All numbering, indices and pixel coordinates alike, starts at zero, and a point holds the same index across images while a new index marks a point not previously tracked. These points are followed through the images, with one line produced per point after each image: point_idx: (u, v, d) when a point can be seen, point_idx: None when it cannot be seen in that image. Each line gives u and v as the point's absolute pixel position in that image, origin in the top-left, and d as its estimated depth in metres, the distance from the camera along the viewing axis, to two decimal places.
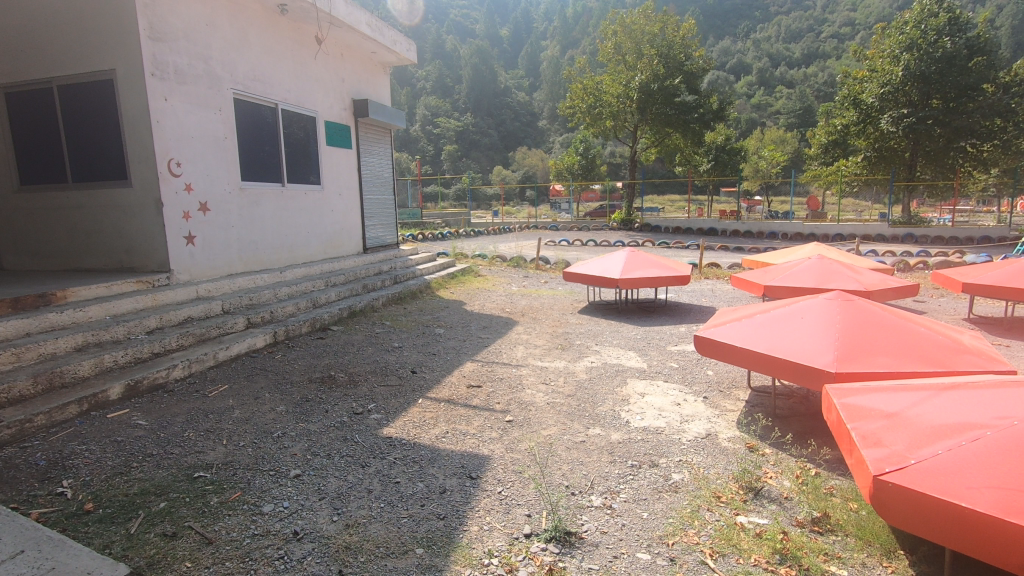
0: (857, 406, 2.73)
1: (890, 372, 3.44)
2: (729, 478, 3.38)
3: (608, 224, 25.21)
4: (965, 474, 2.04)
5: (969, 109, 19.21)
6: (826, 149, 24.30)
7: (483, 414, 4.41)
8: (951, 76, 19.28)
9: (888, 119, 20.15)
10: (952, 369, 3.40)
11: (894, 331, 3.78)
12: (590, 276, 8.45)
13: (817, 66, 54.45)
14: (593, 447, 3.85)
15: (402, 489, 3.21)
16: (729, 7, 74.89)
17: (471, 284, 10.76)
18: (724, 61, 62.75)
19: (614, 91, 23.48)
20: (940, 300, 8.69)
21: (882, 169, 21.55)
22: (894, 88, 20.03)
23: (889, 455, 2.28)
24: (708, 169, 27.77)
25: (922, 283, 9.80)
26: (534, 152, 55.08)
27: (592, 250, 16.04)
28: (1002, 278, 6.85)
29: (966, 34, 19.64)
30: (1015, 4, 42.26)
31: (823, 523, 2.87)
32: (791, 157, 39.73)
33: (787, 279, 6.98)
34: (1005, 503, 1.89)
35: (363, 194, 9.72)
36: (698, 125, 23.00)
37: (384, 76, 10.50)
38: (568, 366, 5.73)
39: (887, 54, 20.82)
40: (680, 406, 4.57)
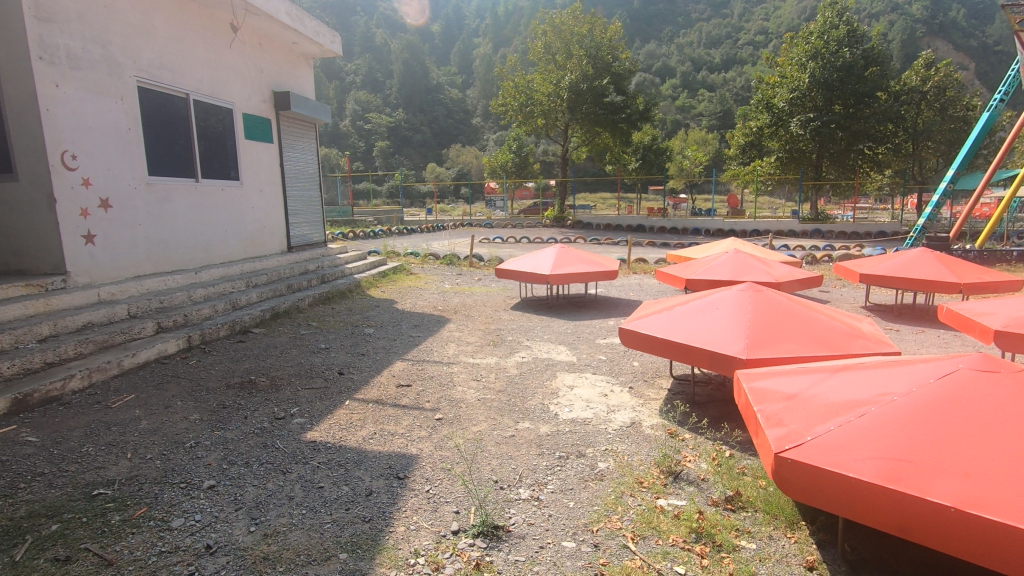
0: (763, 389, 2.91)
1: (795, 357, 3.69)
2: (651, 464, 3.52)
3: (541, 221, 25.50)
4: (852, 447, 2.22)
5: (866, 114, 20.93)
6: (743, 150, 25.39)
7: (412, 413, 4.35)
8: (849, 83, 20.96)
9: (797, 122, 21.60)
10: (847, 353, 3.71)
11: (798, 318, 4.07)
12: (521, 272, 8.51)
13: (734, 71, 57.47)
14: (522, 441, 3.89)
15: (326, 495, 3.10)
16: (654, 12, 77.52)
17: (402, 283, 10.59)
18: (649, 64, 65.05)
19: (545, 90, 23.77)
20: (842, 290, 9.44)
21: (792, 169, 23.01)
22: (801, 94, 21.48)
23: (788, 434, 2.44)
24: (636, 168, 28.69)
25: (826, 275, 10.62)
26: (467, 150, 54.87)
27: (524, 247, 16.18)
28: (893, 269, 7.53)
29: (861, 46, 21.41)
30: (904, 20, 46.38)
31: (735, 501, 3.04)
32: (711, 157, 41.87)
33: (706, 273, 7.34)
34: (887, 471, 2.08)
35: (287, 190, 9.33)
36: (625, 125, 23.78)
37: (307, 68, 10.10)
38: (499, 362, 5.76)
39: (794, 62, 22.30)
40: (606, 397, 4.70)
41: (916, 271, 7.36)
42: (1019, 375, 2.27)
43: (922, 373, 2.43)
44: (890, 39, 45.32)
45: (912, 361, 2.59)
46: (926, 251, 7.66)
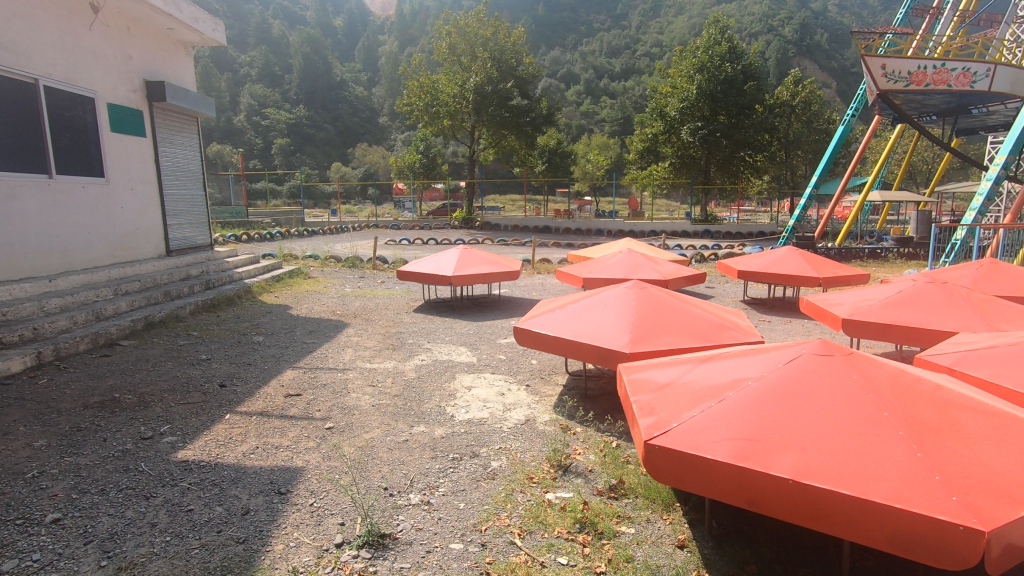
0: (640, 380, 3.05)
1: (673, 349, 3.94)
2: (541, 459, 3.60)
3: (450, 222, 25.29)
4: (711, 431, 2.39)
5: (745, 124, 22.85)
6: (641, 156, 26.62)
7: (299, 424, 4.14)
8: (731, 96, 22.79)
9: (687, 130, 23.12)
10: (718, 343, 4.02)
11: (677, 312, 4.35)
12: (422, 274, 8.41)
13: (633, 79, 60.45)
14: (415, 445, 3.82)
15: (195, 518, 2.87)
16: (558, 19, 79.60)
17: (299, 287, 10.07)
18: (554, 70, 66.83)
19: (450, 91, 23.63)
20: (724, 286, 10.24)
21: (684, 174, 24.34)
22: (690, 104, 22.96)
23: (657, 422, 2.58)
24: (543, 170, 29.33)
25: (711, 272, 11.48)
26: (374, 149, 53.34)
27: (431, 249, 16.01)
28: (765, 266, 8.24)
29: (741, 62, 23.34)
30: (778, 40, 51.15)
31: (617, 489, 3.19)
32: (613, 161, 43.77)
33: (601, 272, 7.65)
34: (740, 450, 2.27)
35: (165, 188, 8.54)
36: (530, 128, 24.28)
37: (186, 57, 9.31)
38: (397, 366, 5.64)
39: (683, 74, 23.85)
40: (503, 396, 4.75)
41: (784, 267, 8.12)
42: (850, 358, 2.55)
43: (773, 359, 2.67)
44: (767, 57, 49.83)
45: (766, 349, 2.84)
46: (792, 249, 8.47)
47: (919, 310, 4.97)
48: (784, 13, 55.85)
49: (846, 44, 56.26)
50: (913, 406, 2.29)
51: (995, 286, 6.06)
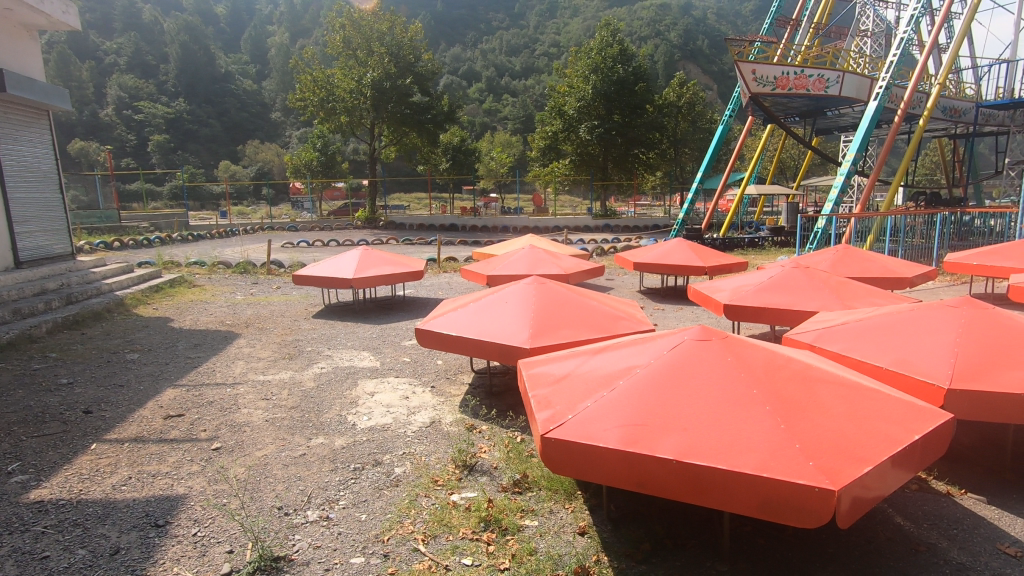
0: (539, 374, 3.10)
1: (571, 341, 4.05)
2: (447, 461, 3.57)
3: (352, 222, 24.33)
4: (602, 419, 2.49)
5: (638, 123, 24.06)
6: (543, 153, 27.24)
7: (181, 447, 3.79)
8: (623, 96, 23.89)
9: (585, 128, 23.94)
10: (613, 333, 4.20)
11: (573, 306, 4.49)
12: (320, 278, 8.04)
13: (533, 77, 61.49)
14: (313, 459, 3.64)
15: (52, 565, 2.53)
16: (456, 16, 79.15)
17: (182, 297, 9.24)
18: (455, 67, 66.51)
19: (346, 86, 22.69)
20: (623, 277, 10.73)
21: (584, 170, 25.18)
22: (586, 103, 23.81)
23: (553, 415, 2.64)
24: (447, 168, 29.09)
25: (611, 265, 11.98)
26: (267, 146, 50.12)
27: (331, 251, 15.32)
28: (657, 257, 8.74)
29: (631, 64, 24.52)
30: (664, 44, 54.33)
31: (522, 484, 3.24)
32: (516, 158, 44.38)
33: (504, 269, 7.71)
34: (629, 437, 2.38)
35: (9, 192, 7.47)
36: (432, 125, 23.93)
37: (32, 42, 8.19)
38: (294, 377, 5.33)
39: (579, 74, 24.65)
40: (407, 400, 4.65)
41: (674, 257, 8.64)
42: (726, 341, 2.76)
43: (660, 347, 2.83)
44: (656, 59, 52.77)
45: (654, 337, 3.00)
46: (681, 241, 9.04)
47: (787, 293, 5.48)
48: (669, 18, 59.42)
49: (724, 49, 60.92)
50: (778, 382, 2.53)
51: (848, 269, 6.84)
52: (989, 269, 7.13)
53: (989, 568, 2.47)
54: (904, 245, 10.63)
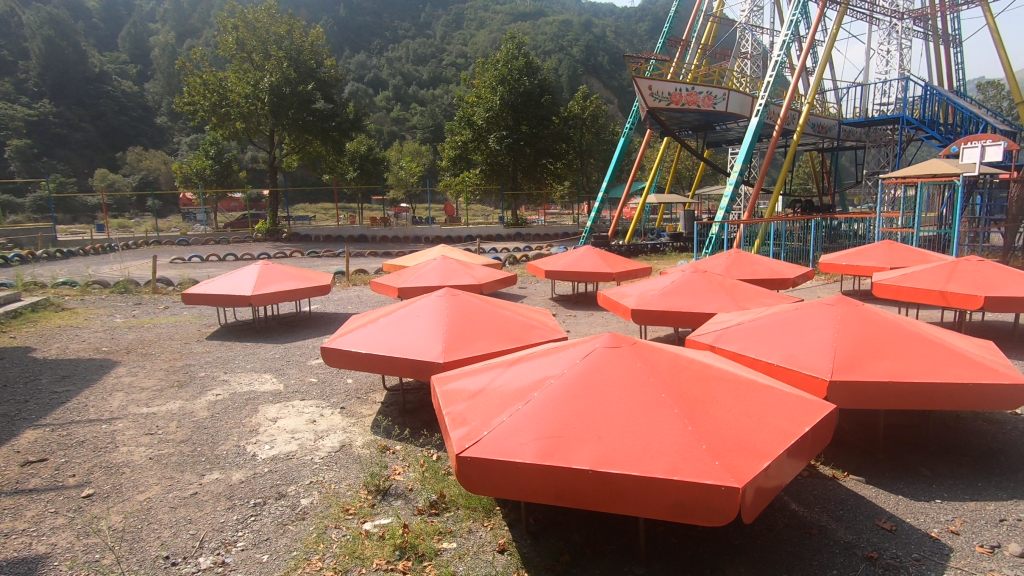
0: (452, 391, 3.01)
1: (485, 353, 4.01)
2: (358, 487, 3.38)
3: (251, 234, 22.79)
4: (517, 434, 2.46)
5: (545, 134, 24.65)
6: (453, 162, 27.17)
7: (44, 498, 3.30)
8: (530, 108, 24.36)
9: (494, 138, 24.15)
10: (527, 342, 4.21)
11: (486, 317, 4.46)
12: (214, 295, 7.42)
13: (441, 87, 61.25)
14: (206, 497, 3.30)
15: None
16: (360, 23, 77.29)
17: (47, 323, 8.14)
18: (360, 75, 64.81)
19: (241, 90, 21.29)
20: (535, 285, 10.88)
21: (494, 180, 25.34)
22: (495, 114, 24.05)
23: (468, 432, 2.56)
24: (354, 177, 28.16)
25: (523, 273, 12.11)
26: (151, 153, 45.93)
27: (227, 267, 14.23)
28: (567, 265, 8.94)
29: (537, 76, 25.08)
30: (568, 59, 56.27)
31: (438, 505, 3.12)
32: (426, 168, 43.92)
33: (416, 281, 7.54)
34: (544, 449, 2.36)
35: None
36: (336, 133, 23.04)
37: None
38: (185, 407, 4.85)
39: (486, 85, 24.85)
40: (315, 424, 4.37)
41: (583, 265, 8.87)
42: (634, 347, 2.83)
43: (572, 355, 2.85)
44: (560, 73, 54.48)
45: (566, 346, 3.02)
46: (590, 249, 9.31)
47: (688, 297, 5.78)
48: (572, 34, 61.59)
49: (623, 65, 64.18)
50: (683, 383, 2.64)
51: (740, 272, 7.36)
52: (856, 269, 7.98)
53: (870, 543, 2.70)
54: (785, 249, 11.69)
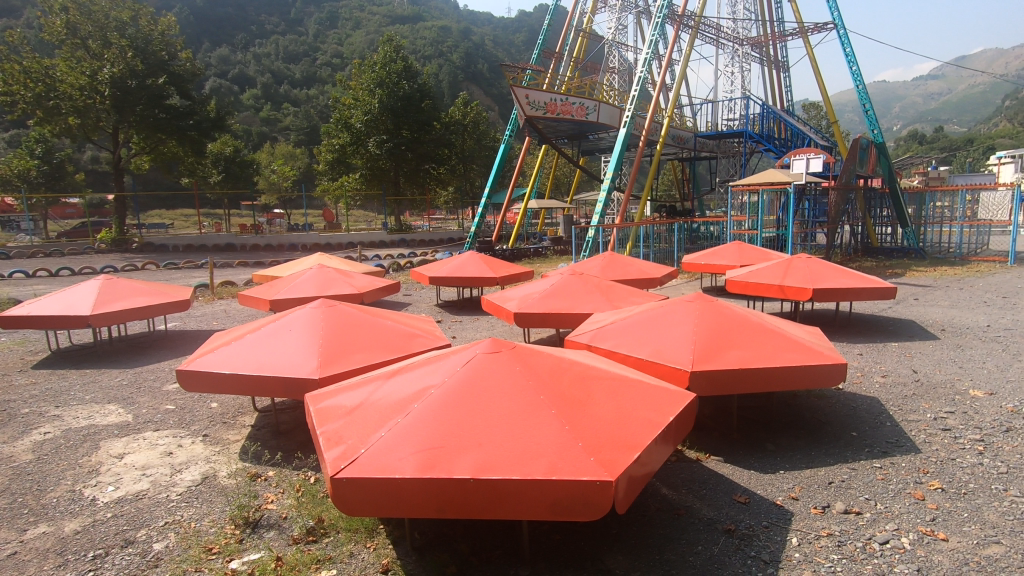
0: (327, 407, 2.84)
1: (365, 365, 3.86)
2: (223, 522, 3.07)
3: (92, 245, 19.95)
4: (397, 447, 2.38)
5: (427, 139, 24.38)
6: (331, 166, 26.03)
7: None
8: (410, 112, 23.97)
9: (373, 142, 23.42)
10: (409, 351, 4.11)
11: (364, 329, 4.29)
12: (42, 316, 6.40)
13: (315, 87, 58.27)
14: (30, 556, 2.81)
15: None
16: (221, 13, 71.21)
17: None
18: (222, 70, 59.71)
19: (73, 81, 18.58)
20: (420, 292, 10.73)
21: (375, 184, 24.56)
22: (373, 117, 23.33)
23: (344, 451, 2.43)
24: (219, 181, 25.81)
25: (408, 281, 11.87)
26: None
27: (61, 283, 12.32)
28: (451, 271, 8.91)
29: (416, 81, 24.74)
30: (447, 65, 56.30)
31: (316, 531, 2.94)
32: (302, 171, 41.60)
33: (290, 292, 7.07)
34: (424, 462, 2.30)
35: None
36: (195, 133, 20.96)
37: None
38: (2, 450, 4.10)
39: (364, 87, 24.05)
40: (171, 456, 3.91)
41: (467, 270, 8.89)
42: (514, 352, 2.88)
43: (453, 363, 2.83)
44: (440, 79, 54.35)
45: (446, 354, 2.99)
46: (473, 254, 9.36)
47: (566, 298, 6.02)
48: (451, 40, 61.71)
49: (502, 74, 65.52)
50: (560, 384, 2.72)
51: (614, 273, 7.82)
52: (713, 267, 8.81)
53: (729, 516, 2.98)
54: (653, 250, 12.66)
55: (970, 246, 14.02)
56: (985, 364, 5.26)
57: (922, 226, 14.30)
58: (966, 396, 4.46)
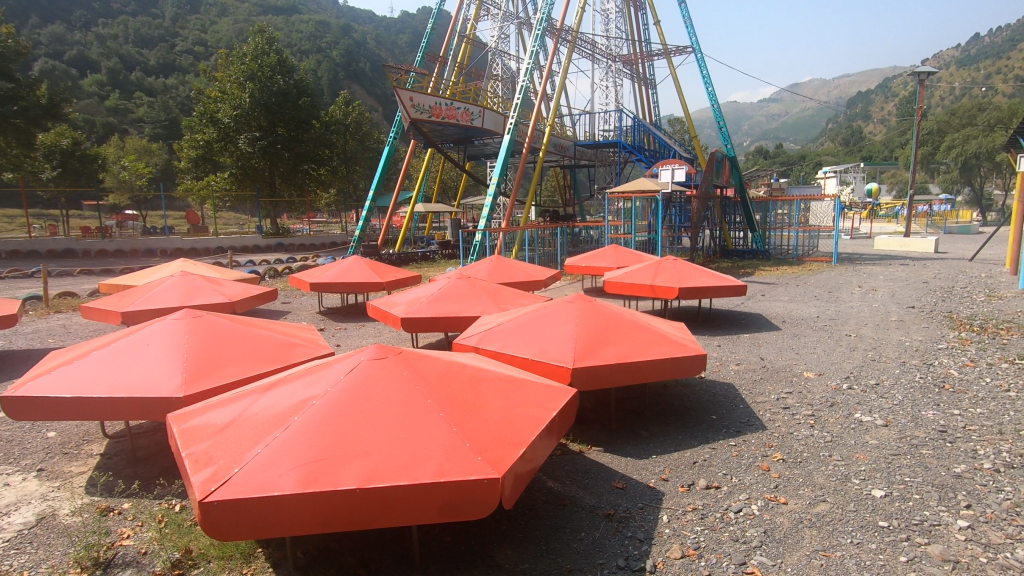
0: (192, 428, 2.60)
1: (238, 380, 3.59)
2: (67, 566, 2.69)
3: None
4: (275, 464, 2.25)
5: (304, 139, 23.10)
6: (195, 164, 23.70)
7: None
8: (286, 109, 22.58)
9: (244, 139, 21.68)
10: (288, 362, 3.90)
11: (236, 342, 3.98)
12: None
13: (174, 76, 52.68)
14: None
15: None
16: None
17: None
18: (55, 50, 51.83)
19: None
20: (300, 300, 10.17)
21: (247, 185, 22.78)
22: (244, 112, 21.61)
23: (214, 473, 2.25)
24: (54, 177, 22.36)
25: (286, 288, 11.18)
26: None
27: None
28: (333, 276, 8.54)
29: (292, 76, 23.37)
30: (327, 62, 53.87)
31: (183, 563, 2.69)
32: (159, 168, 37.44)
33: (148, 302, 6.37)
34: (306, 477, 2.20)
35: None
36: (21, 121, 18.01)
37: None
38: None
39: (232, 79, 22.19)
40: None
41: (352, 275, 8.57)
42: (400, 357, 2.85)
43: (336, 373, 2.73)
44: (319, 76, 51.85)
45: (328, 363, 2.88)
46: (358, 258, 9.05)
47: (454, 302, 6.05)
48: (330, 35, 59.13)
49: (385, 74, 63.94)
50: (448, 388, 2.74)
51: (501, 275, 7.99)
52: (593, 269, 9.35)
53: (608, 502, 3.19)
54: (538, 254, 13.11)
55: (804, 249, 16.14)
56: (815, 349, 6.14)
57: (767, 231, 16.09)
58: (801, 378, 5.18)
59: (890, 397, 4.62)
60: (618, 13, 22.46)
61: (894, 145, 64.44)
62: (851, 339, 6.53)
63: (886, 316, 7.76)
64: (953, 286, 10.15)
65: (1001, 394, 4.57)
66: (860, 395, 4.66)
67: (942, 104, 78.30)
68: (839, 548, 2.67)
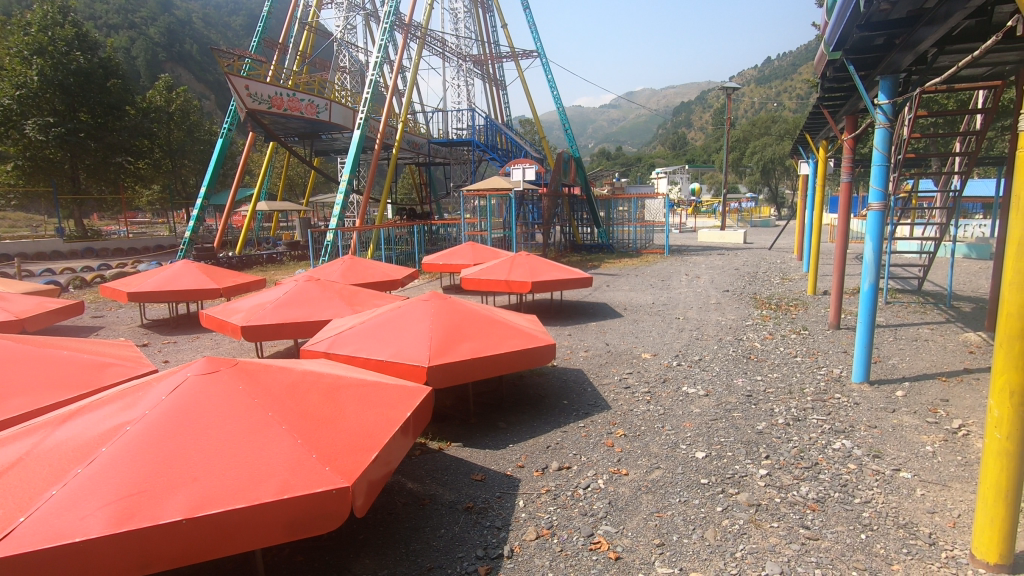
0: None
1: (27, 412, 3.02)
2: None
3: None
4: (77, 505, 1.93)
5: (116, 127, 20.01)
6: None
7: None
8: (90, 92, 19.34)
9: (31, 125, 17.86)
10: (97, 386, 3.36)
11: (22, 367, 3.32)
12: None
13: None
14: None
15: None
16: None
17: None
18: None
19: None
20: (117, 313, 8.82)
21: (39, 180, 19.08)
22: (30, 93, 17.99)
23: None
24: None
25: (98, 300, 9.61)
26: None
27: None
28: (157, 284, 7.54)
29: (95, 54, 20.09)
30: (143, 40, 47.38)
31: None
32: None
33: None
34: (118, 513, 1.92)
35: None
36: None
37: None
38: None
39: (12, 53, 18.29)
40: None
41: (179, 283, 7.62)
42: (236, 369, 2.61)
43: (157, 393, 2.42)
44: (132, 56, 45.29)
45: (145, 384, 2.53)
46: (189, 263, 8.06)
47: (302, 306, 5.68)
48: (145, 9, 51.91)
49: (215, 59, 57.82)
50: (295, 398, 2.58)
51: (354, 277, 7.69)
52: (451, 266, 9.40)
53: (468, 495, 3.23)
54: (395, 252, 12.85)
55: (641, 242, 17.77)
56: (651, 332, 6.82)
57: (610, 226, 17.48)
58: (640, 359, 5.74)
59: (710, 369, 5.32)
60: (466, 14, 22.78)
61: (710, 150, 73.73)
62: (680, 321, 7.39)
63: (707, 300, 8.88)
64: (756, 271, 11.94)
65: (791, 359, 5.49)
66: (686, 370, 5.29)
67: (745, 116, 91.47)
68: (670, 508, 3.00)
